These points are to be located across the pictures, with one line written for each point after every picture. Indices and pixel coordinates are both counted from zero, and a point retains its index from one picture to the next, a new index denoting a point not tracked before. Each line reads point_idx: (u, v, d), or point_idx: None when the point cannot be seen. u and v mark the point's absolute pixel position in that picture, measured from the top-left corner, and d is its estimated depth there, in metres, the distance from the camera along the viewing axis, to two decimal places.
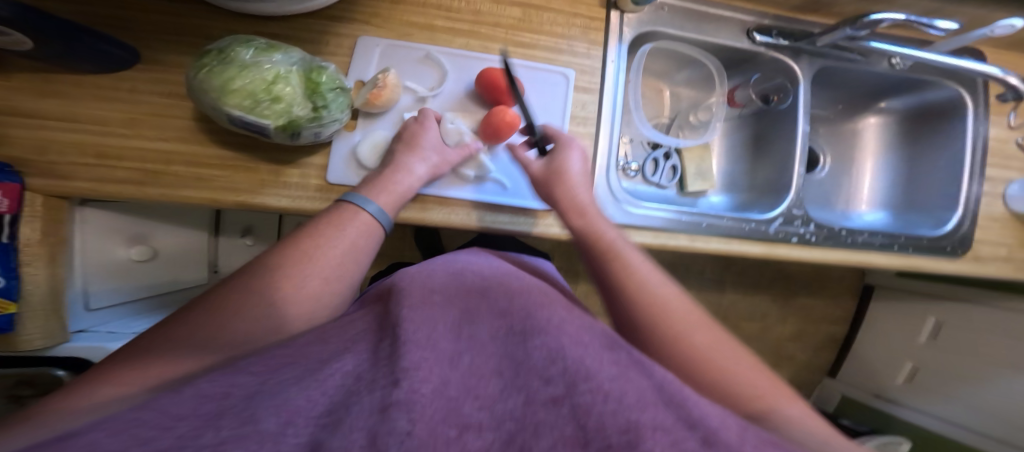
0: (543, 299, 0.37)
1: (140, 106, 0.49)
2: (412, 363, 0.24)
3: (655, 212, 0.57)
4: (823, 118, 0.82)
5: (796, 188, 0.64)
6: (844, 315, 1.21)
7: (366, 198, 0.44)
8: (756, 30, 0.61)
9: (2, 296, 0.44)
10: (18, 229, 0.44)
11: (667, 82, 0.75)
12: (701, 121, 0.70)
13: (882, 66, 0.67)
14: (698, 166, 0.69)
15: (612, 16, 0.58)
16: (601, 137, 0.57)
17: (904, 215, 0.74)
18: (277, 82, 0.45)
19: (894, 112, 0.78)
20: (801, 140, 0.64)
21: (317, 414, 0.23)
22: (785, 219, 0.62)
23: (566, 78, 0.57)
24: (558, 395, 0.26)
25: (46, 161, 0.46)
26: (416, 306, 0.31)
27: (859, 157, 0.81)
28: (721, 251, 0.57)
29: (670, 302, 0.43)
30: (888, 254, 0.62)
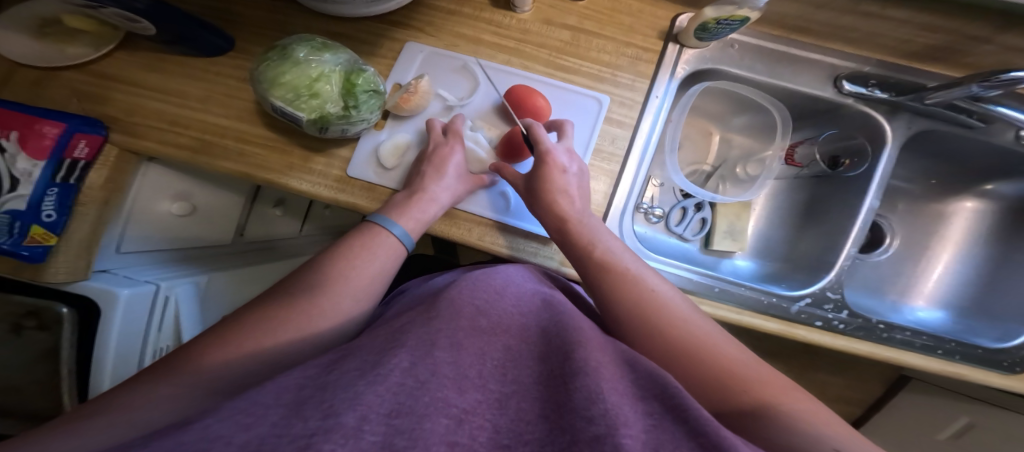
0: (582, 332, 0.31)
1: (217, 87, 0.51)
2: (471, 406, 0.23)
3: (674, 268, 0.54)
4: (907, 192, 0.76)
5: (839, 270, 0.59)
6: None
7: (392, 220, 0.45)
8: (846, 78, 0.58)
9: (48, 228, 0.44)
10: (86, 174, 0.47)
11: (721, 126, 0.71)
12: (749, 175, 0.66)
13: (1006, 137, 0.59)
14: (730, 223, 0.66)
15: (669, 48, 0.57)
16: (624, 176, 0.54)
17: (965, 320, 0.67)
18: (320, 80, 0.46)
19: (999, 199, 0.71)
20: (863, 215, 0.59)
21: (389, 412, 0.20)
22: (813, 300, 0.57)
23: (599, 104, 0.55)
24: (600, 433, 0.20)
25: (131, 121, 0.50)
26: (469, 331, 0.28)
27: (936, 244, 0.75)
28: (730, 321, 0.53)
29: (648, 304, 0.40)
30: (929, 357, 0.55)
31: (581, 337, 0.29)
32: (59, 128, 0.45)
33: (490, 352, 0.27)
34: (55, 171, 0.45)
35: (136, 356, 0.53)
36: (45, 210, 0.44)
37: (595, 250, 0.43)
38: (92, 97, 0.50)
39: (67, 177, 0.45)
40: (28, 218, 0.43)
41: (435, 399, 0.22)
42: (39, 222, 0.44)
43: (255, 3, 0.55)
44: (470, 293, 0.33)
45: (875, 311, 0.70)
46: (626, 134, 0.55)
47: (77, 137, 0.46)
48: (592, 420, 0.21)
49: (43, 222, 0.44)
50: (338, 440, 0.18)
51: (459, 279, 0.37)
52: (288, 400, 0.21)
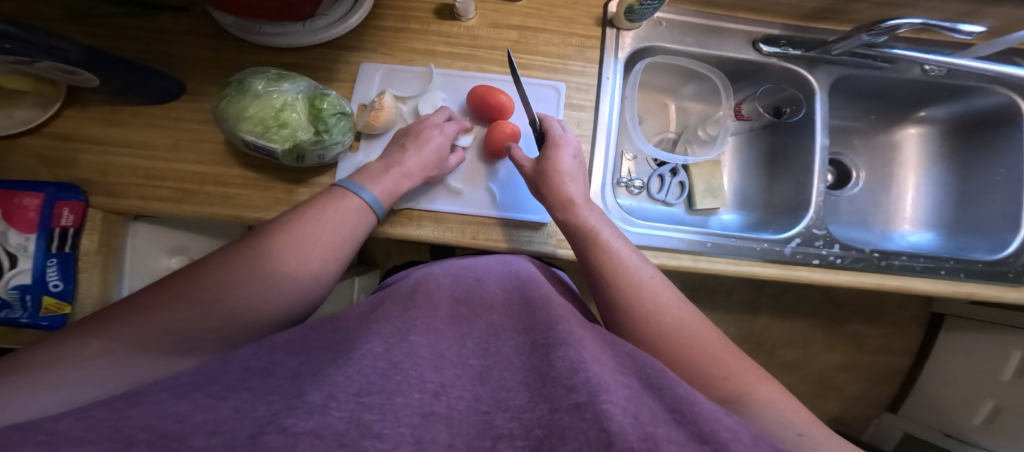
0: (563, 312, 0.33)
1: (184, 133, 0.52)
2: (448, 381, 0.25)
3: (668, 232, 0.57)
4: (856, 130, 0.80)
5: (816, 207, 0.63)
6: (906, 347, 1.16)
7: (361, 185, 0.46)
8: (762, 42, 0.62)
9: (58, 297, 0.47)
10: (79, 241, 0.49)
11: (673, 97, 0.74)
12: (710, 135, 0.70)
13: (914, 72, 0.66)
14: (707, 182, 0.69)
15: (608, 34, 0.60)
16: (596, 155, 0.56)
17: (954, 237, 0.71)
18: (285, 109, 0.47)
19: (935, 122, 0.76)
20: (819, 153, 0.63)
21: (360, 391, 0.22)
22: (802, 239, 0.61)
23: (557, 92, 0.58)
24: (581, 400, 0.22)
25: (107, 182, 0.50)
26: (448, 319, 0.31)
27: (901, 171, 0.79)
28: (730, 272, 0.56)
29: (643, 288, 0.42)
30: (931, 278, 0.59)
31: (562, 314, 0.32)
32: (39, 198, 0.46)
33: (470, 333, 0.30)
34: (49, 242, 0.47)
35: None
36: (51, 281, 0.47)
37: (587, 226, 0.46)
38: (57, 162, 0.50)
39: (63, 246, 0.47)
40: (39, 290, 0.47)
41: (409, 377, 0.24)
42: (48, 292, 0.47)
43: (202, 45, 0.55)
44: (451, 285, 0.37)
45: (868, 242, 0.74)
46: (589, 117, 0.57)
47: (60, 205, 0.47)
48: (573, 387, 0.23)
49: (53, 292, 0.47)
50: (302, 416, 0.19)
51: (442, 273, 0.39)
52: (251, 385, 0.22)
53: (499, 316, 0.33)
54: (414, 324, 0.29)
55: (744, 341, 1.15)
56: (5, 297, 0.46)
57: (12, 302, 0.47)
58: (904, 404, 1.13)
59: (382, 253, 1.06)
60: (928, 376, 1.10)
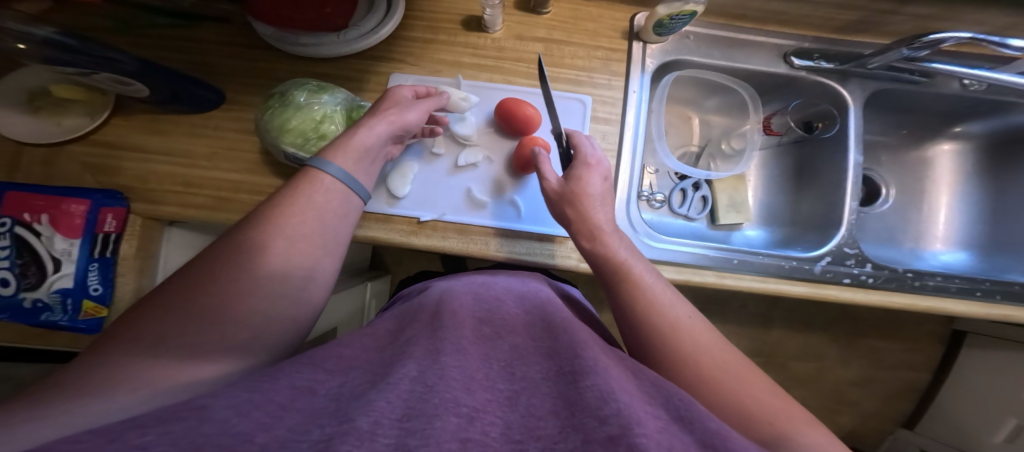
0: (586, 338, 0.33)
1: (222, 142, 0.54)
2: (481, 406, 0.24)
3: (691, 245, 0.56)
4: (885, 146, 0.77)
5: (848, 225, 0.61)
6: (924, 362, 1.11)
7: (327, 161, 0.42)
8: (793, 55, 0.61)
9: (97, 300, 0.49)
10: (120, 246, 0.50)
11: (696, 109, 0.73)
12: (735, 150, 0.68)
13: (953, 86, 0.64)
14: (731, 197, 0.68)
15: (634, 47, 0.60)
16: (622, 169, 0.56)
17: (989, 259, 0.70)
18: (325, 121, 0.50)
19: (969, 138, 0.73)
20: (852, 170, 0.61)
21: (401, 416, 0.22)
22: (834, 258, 0.59)
23: (583, 105, 0.58)
24: (614, 433, 0.22)
25: (147, 188, 0.52)
26: (474, 339, 0.31)
27: (933, 190, 0.76)
28: (759, 290, 0.55)
29: (677, 327, 0.40)
30: (968, 301, 0.56)
31: (585, 340, 0.32)
32: (86, 205, 0.48)
33: (495, 356, 0.30)
34: (92, 247, 0.48)
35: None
36: (91, 285, 0.48)
37: (616, 259, 0.44)
38: (101, 168, 0.52)
39: (104, 251, 0.49)
40: (79, 294, 0.48)
41: (445, 400, 0.24)
42: (88, 296, 0.49)
43: (242, 55, 0.58)
44: (472, 304, 0.36)
45: (896, 261, 0.72)
46: (614, 130, 0.57)
47: (104, 211, 0.49)
48: (605, 419, 0.23)
49: (93, 296, 0.49)
50: (355, 443, 0.19)
51: (461, 291, 0.38)
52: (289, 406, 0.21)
53: (523, 339, 0.33)
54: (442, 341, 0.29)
55: (757, 353, 1.11)
56: (48, 301, 0.48)
57: (53, 306, 0.48)
58: (922, 423, 1.09)
59: (394, 258, 1.06)
60: (947, 395, 1.05)
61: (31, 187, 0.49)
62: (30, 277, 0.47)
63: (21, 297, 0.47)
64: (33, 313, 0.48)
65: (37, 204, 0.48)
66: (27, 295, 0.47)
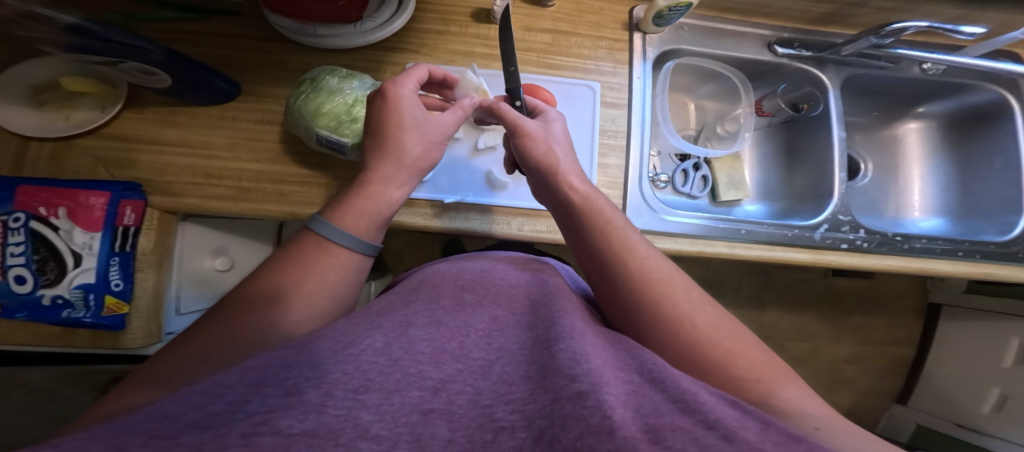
0: (565, 310, 0.35)
1: (242, 133, 0.56)
2: (449, 377, 0.26)
3: (689, 216, 0.58)
4: (857, 126, 0.77)
5: (840, 194, 0.62)
6: (908, 336, 1.16)
7: (338, 230, 0.40)
8: (777, 44, 0.62)
9: (119, 296, 0.53)
10: (137, 240, 0.54)
11: (691, 95, 0.73)
12: (728, 132, 0.69)
13: (913, 71, 0.65)
14: (729, 175, 0.69)
15: (635, 38, 0.60)
16: (633, 149, 0.57)
17: (963, 221, 0.71)
18: (356, 104, 0.52)
19: (934, 117, 0.74)
20: (837, 145, 0.63)
21: (356, 388, 0.23)
22: (830, 225, 0.61)
23: (592, 91, 0.58)
24: (583, 389, 0.24)
25: (166, 181, 0.55)
26: (451, 312, 0.33)
27: (905, 165, 0.77)
28: (765, 258, 0.57)
29: (648, 274, 0.40)
30: (954, 260, 0.59)
31: (566, 311, 0.35)
32: (105, 197, 0.51)
33: (474, 327, 0.32)
34: (113, 241, 0.52)
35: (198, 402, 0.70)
36: (113, 280, 0.52)
37: (582, 207, 0.45)
38: (117, 162, 0.54)
39: (123, 245, 0.53)
40: (102, 290, 0.52)
41: (408, 375, 0.25)
42: (110, 292, 0.52)
43: (247, 48, 0.58)
44: (453, 281, 0.39)
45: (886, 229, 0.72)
46: (622, 113, 0.58)
47: (124, 204, 0.52)
48: (575, 378, 0.25)
49: (114, 291, 0.52)
50: (296, 416, 0.20)
51: (441, 273, 0.41)
52: (251, 379, 0.22)
53: (502, 311, 0.35)
54: (415, 321, 0.31)
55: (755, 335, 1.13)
56: (69, 297, 0.51)
57: (73, 302, 0.51)
58: (914, 397, 1.13)
59: (394, 257, 1.09)
60: (934, 370, 1.10)
61: (43, 180, 0.51)
62: (48, 274, 0.50)
63: (40, 294, 0.50)
64: (54, 310, 0.51)
65: (48, 198, 0.50)
66: (47, 291, 0.50)
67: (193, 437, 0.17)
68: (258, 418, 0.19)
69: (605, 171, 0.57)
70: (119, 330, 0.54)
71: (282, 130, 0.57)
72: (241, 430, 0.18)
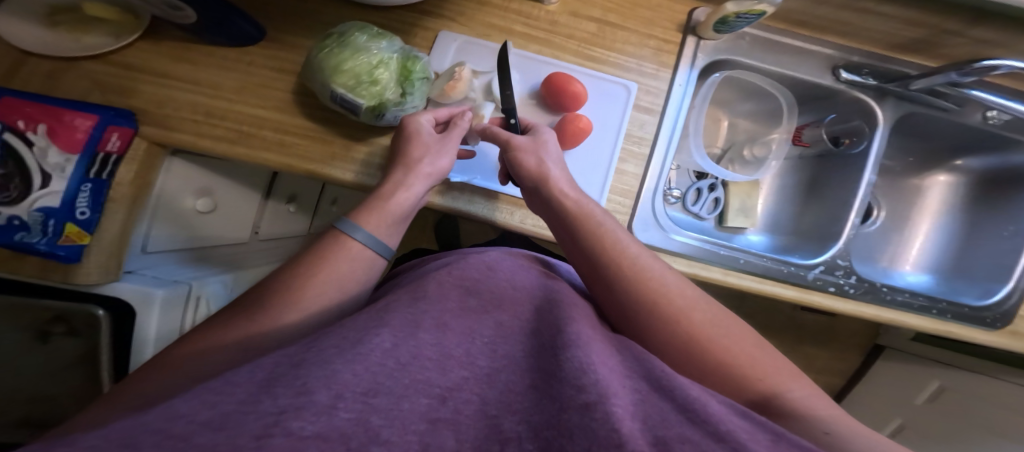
0: (573, 318, 0.32)
1: (252, 78, 0.53)
2: (456, 384, 0.25)
3: (684, 236, 0.56)
4: (887, 169, 0.79)
5: (846, 239, 0.62)
6: (844, 368, 1.18)
7: (357, 224, 0.43)
8: (842, 68, 0.60)
9: (82, 226, 0.47)
10: (116, 170, 0.49)
11: (727, 111, 0.73)
12: (756, 157, 0.69)
13: (976, 118, 0.64)
14: (742, 202, 0.68)
15: (687, 41, 0.58)
16: (654, 159, 0.56)
17: (951, 281, 0.71)
18: (379, 66, 0.49)
19: (968, 173, 0.74)
20: (863, 189, 0.62)
21: (366, 390, 0.22)
22: (826, 268, 0.60)
23: (628, 91, 0.57)
24: (590, 400, 0.22)
25: (161, 113, 0.51)
26: (456, 312, 0.31)
27: (916, 217, 0.78)
28: (754, 290, 0.55)
29: (646, 274, 0.40)
30: (927, 317, 0.59)
31: (572, 317, 0.33)
32: (91, 121, 0.48)
33: (479, 331, 0.30)
34: (89, 166, 0.48)
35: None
36: (80, 208, 0.47)
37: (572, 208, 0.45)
38: (116, 89, 0.52)
39: (100, 172, 0.48)
40: (64, 216, 0.46)
41: (416, 381, 0.24)
42: (73, 220, 0.47)
43: None
44: (458, 275, 0.36)
45: (873, 276, 0.74)
46: (654, 119, 0.57)
47: (110, 130, 0.49)
48: (583, 388, 0.23)
49: (78, 220, 0.47)
50: (308, 418, 0.19)
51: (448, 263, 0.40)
52: (259, 378, 0.22)
53: (507, 315, 0.33)
54: (422, 321, 0.28)
55: None
56: (27, 220, 0.45)
57: (30, 225, 0.46)
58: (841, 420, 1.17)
59: None
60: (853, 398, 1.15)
61: (25, 95, 0.48)
62: (11, 191, 0.45)
63: None
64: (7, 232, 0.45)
65: (29, 112, 0.47)
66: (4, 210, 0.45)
67: (203, 440, 0.17)
68: (270, 420, 0.18)
69: (620, 178, 0.56)
70: (74, 265, 0.48)
71: (294, 81, 0.53)
72: (254, 433, 0.17)
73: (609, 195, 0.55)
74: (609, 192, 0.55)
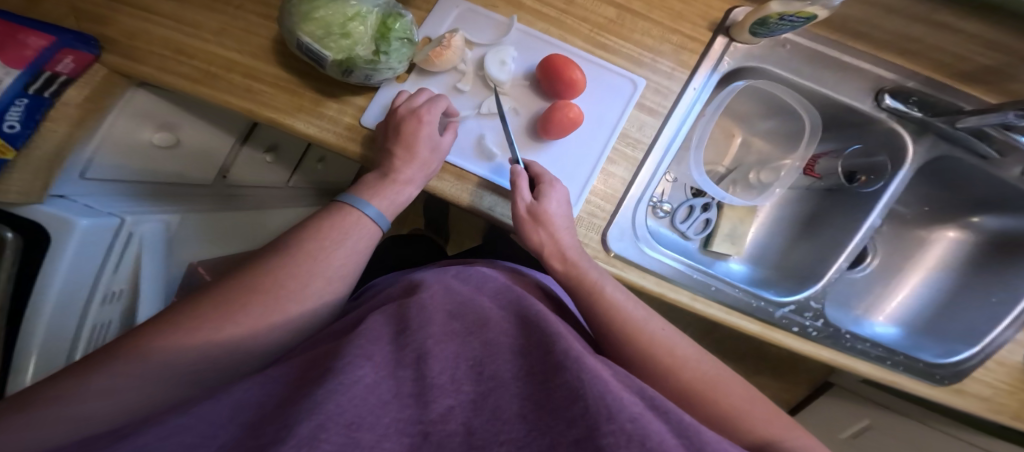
0: (562, 331, 0.30)
1: (236, 22, 0.50)
2: (439, 416, 0.24)
3: (669, 255, 0.54)
4: (897, 214, 0.79)
5: (827, 281, 0.60)
6: (788, 399, 1.18)
7: (365, 200, 0.45)
8: (887, 93, 0.58)
9: (8, 141, 0.41)
10: (64, 90, 0.45)
11: (745, 128, 0.72)
12: (761, 182, 0.67)
13: (1011, 172, 0.62)
14: (733, 227, 0.66)
15: (717, 41, 0.55)
16: (644, 166, 0.52)
17: (916, 337, 0.71)
18: (354, 20, 0.44)
19: (980, 232, 0.73)
20: (861, 234, 0.60)
21: (350, 423, 0.22)
22: (795, 308, 0.58)
23: (635, 86, 0.54)
24: (580, 436, 0.22)
25: (132, 44, 0.49)
26: (436, 333, 0.29)
27: (909, 270, 0.78)
28: (719, 320, 0.53)
29: (657, 347, 0.41)
30: (878, 366, 0.57)
31: (554, 327, 0.30)
32: (46, 41, 0.42)
33: (462, 351, 0.28)
34: (31, 81, 0.41)
35: (69, 337, 0.48)
36: (9, 122, 0.40)
37: (578, 273, 0.45)
38: (91, 16, 0.49)
39: (41, 91, 0.42)
40: None
41: (395, 420, 0.23)
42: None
43: None
44: (443, 299, 0.34)
45: (841, 321, 0.72)
46: (655, 122, 0.54)
47: (66, 52, 0.44)
48: (573, 420, 0.23)
49: (4, 133, 0.40)
50: None
51: (433, 279, 0.38)
52: (240, 421, 0.25)
53: (493, 328, 0.31)
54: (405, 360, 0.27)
55: None
56: None
57: None
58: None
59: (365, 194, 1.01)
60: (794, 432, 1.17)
61: None
62: None
63: None
64: None
65: None
66: None
67: None
68: None
69: (606, 179, 0.52)
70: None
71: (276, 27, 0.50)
72: None
73: (589, 196, 0.52)
74: (589, 192, 0.52)
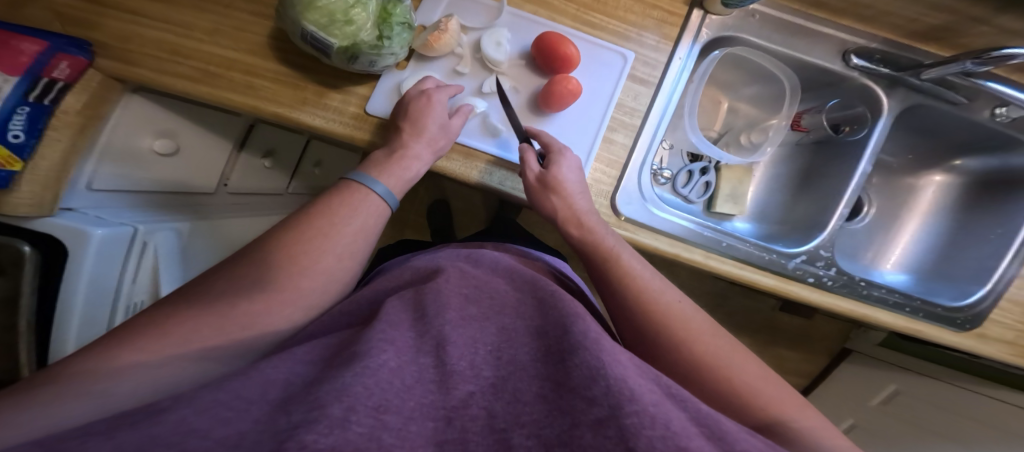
0: (578, 313, 0.33)
1: (230, 20, 0.53)
2: (463, 400, 0.27)
3: (681, 217, 0.57)
4: (885, 164, 0.81)
5: (831, 230, 0.63)
6: (810, 370, 1.24)
7: (375, 179, 0.48)
8: (854, 53, 0.60)
9: (14, 152, 0.45)
10: (63, 97, 0.48)
11: (730, 95, 0.74)
12: (752, 143, 0.69)
13: (982, 115, 0.63)
14: (733, 188, 0.68)
15: (694, 14, 0.57)
16: (644, 131, 0.55)
17: (925, 282, 0.72)
18: (356, 6, 0.45)
19: (963, 174, 0.76)
20: (856, 180, 0.62)
21: (377, 406, 0.24)
22: (807, 258, 0.61)
23: (624, 59, 0.56)
24: (602, 416, 0.24)
25: (123, 48, 0.52)
26: (458, 322, 0.32)
27: (906, 216, 0.80)
28: (733, 275, 0.56)
29: (669, 310, 0.43)
30: (898, 314, 0.59)
31: (575, 311, 0.33)
32: (39, 46, 0.47)
33: (483, 340, 0.32)
34: (30, 89, 0.46)
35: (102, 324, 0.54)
36: (12, 131, 0.45)
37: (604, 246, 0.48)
38: (78, 22, 0.52)
39: (42, 98, 0.46)
40: None
41: (422, 404, 0.26)
42: (5, 144, 0.45)
43: None
44: (458, 282, 0.37)
45: (856, 271, 0.76)
46: (648, 92, 0.56)
47: (60, 58, 0.48)
48: (593, 402, 0.25)
49: (9, 144, 0.45)
50: (321, 431, 0.21)
51: (451, 266, 0.41)
52: (274, 397, 0.25)
53: (511, 319, 0.34)
54: (427, 347, 0.30)
55: None
56: None
57: None
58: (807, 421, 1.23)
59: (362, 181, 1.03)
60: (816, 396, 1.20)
61: None
62: None
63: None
64: None
65: None
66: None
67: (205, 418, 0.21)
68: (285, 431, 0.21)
69: (609, 147, 0.55)
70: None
71: (269, 25, 0.53)
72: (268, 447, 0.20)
73: (595, 164, 0.55)
74: (595, 160, 0.55)
